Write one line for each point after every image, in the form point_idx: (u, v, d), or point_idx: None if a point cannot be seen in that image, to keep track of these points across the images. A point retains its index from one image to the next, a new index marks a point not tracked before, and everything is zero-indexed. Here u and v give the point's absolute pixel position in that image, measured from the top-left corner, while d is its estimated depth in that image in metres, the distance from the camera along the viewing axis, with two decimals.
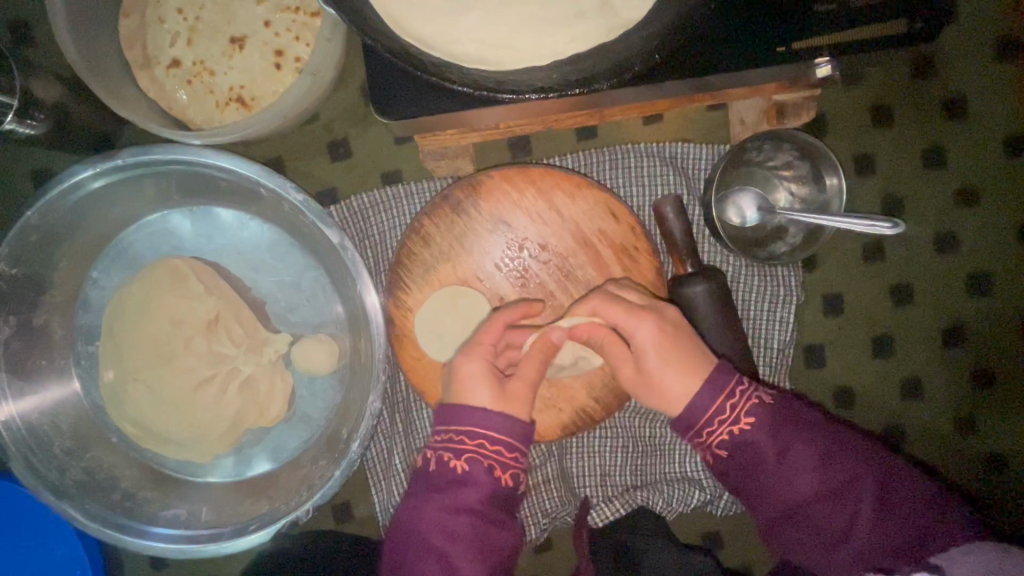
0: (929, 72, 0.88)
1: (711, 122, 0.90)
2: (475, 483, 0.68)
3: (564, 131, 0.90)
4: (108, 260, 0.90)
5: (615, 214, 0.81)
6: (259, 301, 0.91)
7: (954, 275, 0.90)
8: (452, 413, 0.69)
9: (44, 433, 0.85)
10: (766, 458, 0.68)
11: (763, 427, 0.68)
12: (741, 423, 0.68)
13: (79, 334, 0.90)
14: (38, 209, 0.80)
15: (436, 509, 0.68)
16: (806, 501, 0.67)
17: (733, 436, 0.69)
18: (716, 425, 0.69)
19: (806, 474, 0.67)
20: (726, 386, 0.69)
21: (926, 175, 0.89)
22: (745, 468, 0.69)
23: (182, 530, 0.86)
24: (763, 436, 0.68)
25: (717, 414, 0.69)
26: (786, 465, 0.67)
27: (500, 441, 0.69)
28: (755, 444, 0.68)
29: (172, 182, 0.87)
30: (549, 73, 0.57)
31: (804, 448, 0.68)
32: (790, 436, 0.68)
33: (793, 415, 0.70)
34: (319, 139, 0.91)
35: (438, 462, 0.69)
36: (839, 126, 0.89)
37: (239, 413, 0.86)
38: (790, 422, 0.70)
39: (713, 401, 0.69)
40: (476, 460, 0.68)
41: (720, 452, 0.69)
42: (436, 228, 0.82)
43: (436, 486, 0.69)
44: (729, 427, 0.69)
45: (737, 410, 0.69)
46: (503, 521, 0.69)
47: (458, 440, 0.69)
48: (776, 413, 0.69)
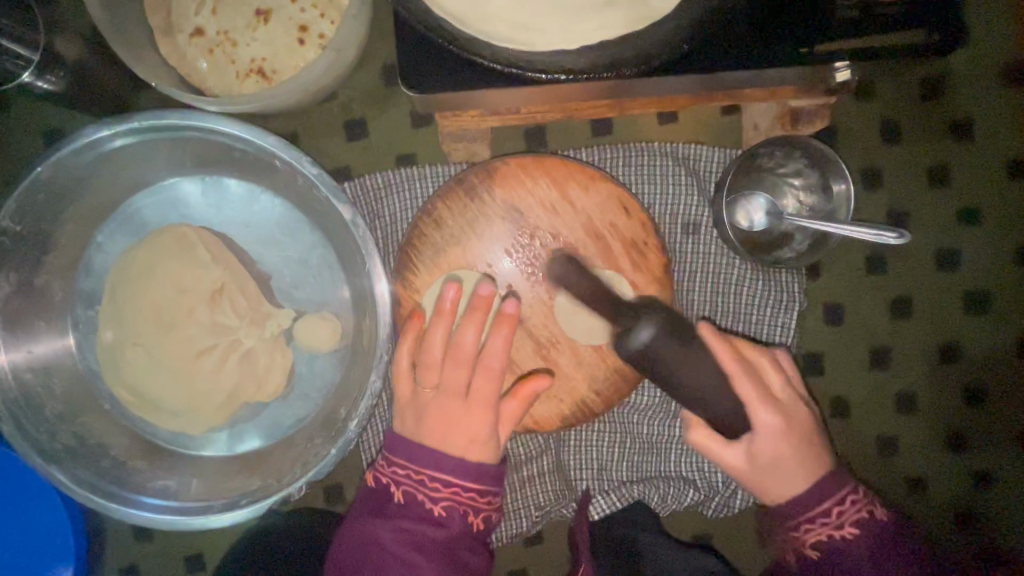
0: (938, 92, 0.90)
1: (725, 126, 0.92)
2: (439, 521, 0.72)
3: (580, 126, 0.91)
4: (114, 224, 0.89)
5: (627, 208, 0.82)
6: (264, 275, 0.90)
7: (954, 292, 0.92)
8: (408, 445, 0.76)
9: (36, 394, 0.84)
10: (861, 569, 0.68)
11: (864, 543, 0.68)
12: (842, 532, 0.69)
13: (78, 297, 0.89)
14: (51, 163, 0.80)
15: (391, 528, 0.72)
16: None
17: (828, 539, 0.69)
18: (817, 523, 0.70)
19: None
20: (838, 493, 0.70)
21: (930, 193, 0.91)
22: (834, 573, 0.69)
23: (171, 501, 0.85)
24: (860, 548, 0.68)
25: (821, 514, 0.70)
26: (869, 573, 0.67)
27: (464, 487, 0.74)
28: (849, 550, 0.68)
29: (187, 149, 0.87)
30: (577, 58, 0.58)
31: (882, 559, 0.68)
32: (891, 562, 0.67)
33: (883, 527, 0.70)
34: (336, 117, 0.91)
35: (405, 496, 0.74)
36: (849, 140, 0.90)
37: (238, 386, 0.86)
38: (893, 547, 0.68)
39: (821, 500, 0.70)
40: (449, 506, 0.73)
41: (812, 551, 0.70)
42: (449, 211, 0.82)
43: (395, 513, 0.73)
44: (829, 530, 0.69)
45: (843, 516, 0.69)
46: (459, 565, 0.72)
47: (422, 476, 0.74)
48: (875, 531, 0.69)
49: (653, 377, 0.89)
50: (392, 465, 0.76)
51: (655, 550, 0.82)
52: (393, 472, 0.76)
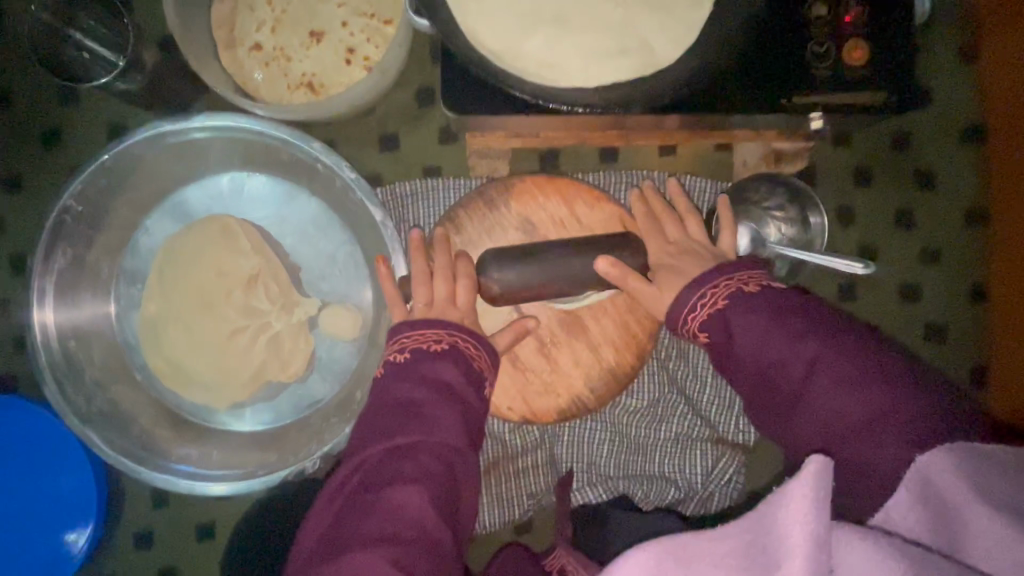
0: (907, 143, 1.02)
1: (717, 161, 1.03)
2: (456, 364, 0.68)
3: (589, 151, 1.02)
4: (163, 211, 0.98)
5: (626, 227, 0.92)
6: (295, 267, 0.99)
7: (915, 321, 1.02)
8: (401, 326, 0.72)
9: (78, 360, 0.92)
10: (741, 339, 0.64)
11: (739, 310, 0.64)
12: (717, 305, 0.66)
13: (121, 275, 0.97)
14: (117, 152, 0.89)
15: (412, 378, 0.66)
16: (807, 370, 0.61)
17: (709, 321, 0.67)
18: (696, 318, 0.68)
19: (774, 342, 0.62)
20: (715, 276, 0.68)
21: (897, 232, 1.02)
22: (722, 350, 0.67)
23: (192, 468, 0.91)
24: (740, 310, 0.65)
25: (696, 310, 0.68)
26: (754, 332, 0.63)
27: (476, 340, 0.71)
28: (754, 342, 0.64)
29: (237, 149, 0.96)
30: (593, 94, 0.68)
31: (774, 318, 0.63)
32: (788, 322, 0.62)
33: (790, 302, 0.65)
34: (372, 130, 1.01)
35: (410, 353, 0.69)
36: (827, 180, 1.02)
37: (264, 365, 0.94)
38: (791, 307, 0.63)
39: (691, 293, 0.68)
40: (447, 348, 0.69)
41: (703, 336, 0.68)
42: (469, 218, 0.92)
43: (413, 363, 0.68)
44: (709, 309, 0.67)
45: (716, 296, 0.67)
46: (471, 411, 0.66)
47: (434, 342, 0.69)
48: (775, 296, 0.65)
49: (644, 383, 0.98)
50: (397, 336, 0.71)
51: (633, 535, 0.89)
52: (401, 342, 0.70)
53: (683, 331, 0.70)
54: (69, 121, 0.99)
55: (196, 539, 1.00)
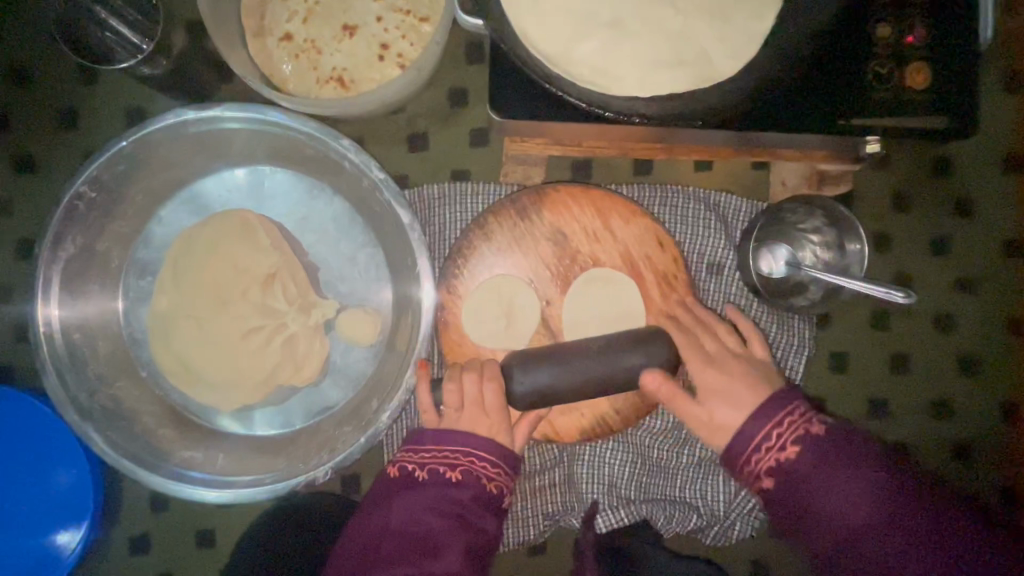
0: (947, 172, 0.99)
1: (754, 180, 1.00)
2: (469, 491, 0.70)
3: (623, 163, 0.99)
4: (180, 202, 0.95)
5: (662, 243, 0.88)
6: (313, 266, 0.95)
7: (948, 354, 0.99)
8: (421, 436, 0.76)
9: (81, 353, 0.88)
10: (809, 496, 0.64)
11: (807, 460, 0.65)
12: (786, 452, 0.66)
13: (132, 267, 0.94)
14: (137, 138, 0.85)
15: (418, 504, 0.69)
16: (858, 529, 0.62)
17: (776, 465, 0.66)
18: (761, 450, 0.67)
19: (840, 496, 0.63)
20: (778, 414, 0.68)
21: (933, 261, 1.00)
22: (786, 502, 0.65)
23: (196, 472, 0.87)
24: (807, 469, 0.64)
25: (764, 440, 0.67)
26: (832, 488, 0.63)
27: (490, 463, 0.74)
28: (815, 488, 0.64)
29: (261, 142, 0.92)
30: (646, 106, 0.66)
31: (856, 480, 0.63)
32: (835, 468, 0.64)
33: (856, 447, 0.65)
34: (400, 129, 0.98)
35: (429, 472, 0.72)
36: (864, 205, 0.99)
37: (277, 368, 0.89)
38: (845, 452, 0.65)
39: (760, 428, 0.68)
40: (467, 471, 0.72)
41: (766, 482, 0.67)
42: (499, 226, 0.88)
43: (424, 485, 0.70)
44: (773, 456, 0.66)
45: (784, 437, 0.66)
46: (485, 536, 0.70)
47: (454, 454, 0.73)
48: (842, 442, 0.65)
49: (670, 405, 0.94)
50: (415, 450, 0.74)
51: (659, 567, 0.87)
52: (419, 456, 0.73)
53: (743, 475, 0.69)
54: (86, 104, 0.95)
55: (195, 546, 0.96)
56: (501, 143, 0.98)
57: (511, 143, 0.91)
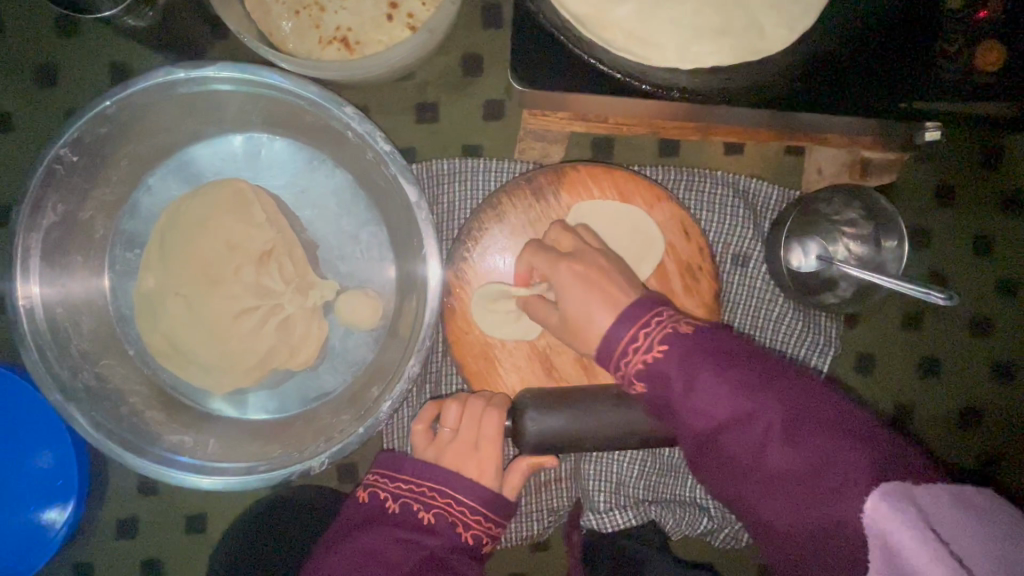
0: (996, 163, 0.92)
1: (786, 167, 0.92)
2: (441, 538, 0.69)
3: (648, 142, 0.91)
4: (171, 168, 0.89)
5: (688, 231, 0.82)
6: (313, 244, 0.89)
7: (981, 358, 0.94)
8: (399, 462, 0.75)
9: (64, 328, 0.82)
10: (671, 387, 0.55)
11: (670, 359, 0.56)
12: (653, 352, 0.57)
13: (119, 239, 0.88)
14: (121, 98, 0.77)
15: (387, 538, 0.68)
16: (763, 444, 0.51)
17: (646, 367, 0.57)
18: (630, 353, 0.58)
19: (709, 400, 0.53)
20: (644, 317, 0.59)
21: (972, 260, 0.93)
22: (657, 403, 0.57)
23: (185, 457, 0.82)
24: (672, 368, 0.55)
25: (631, 345, 0.58)
26: (688, 382, 0.54)
27: (469, 508, 0.73)
28: (678, 380, 0.55)
29: (257, 107, 0.85)
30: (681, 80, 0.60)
31: (720, 378, 0.53)
32: (697, 363, 0.54)
33: (715, 341, 0.57)
34: (409, 98, 0.91)
35: (402, 507, 0.71)
36: (904, 197, 0.92)
37: (273, 350, 0.84)
38: (709, 348, 0.56)
39: (626, 328, 0.59)
40: (443, 514, 0.71)
41: (637, 386, 0.58)
42: (513, 206, 0.82)
43: (395, 521, 0.69)
44: (642, 356, 0.58)
45: (651, 339, 0.58)
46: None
47: (431, 495, 0.72)
48: (709, 336, 0.57)
49: None
50: (392, 481, 0.73)
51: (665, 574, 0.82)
52: (396, 488, 0.73)
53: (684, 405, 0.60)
54: (67, 58, 0.88)
55: (185, 532, 0.92)
56: (517, 117, 0.91)
57: (529, 116, 0.84)
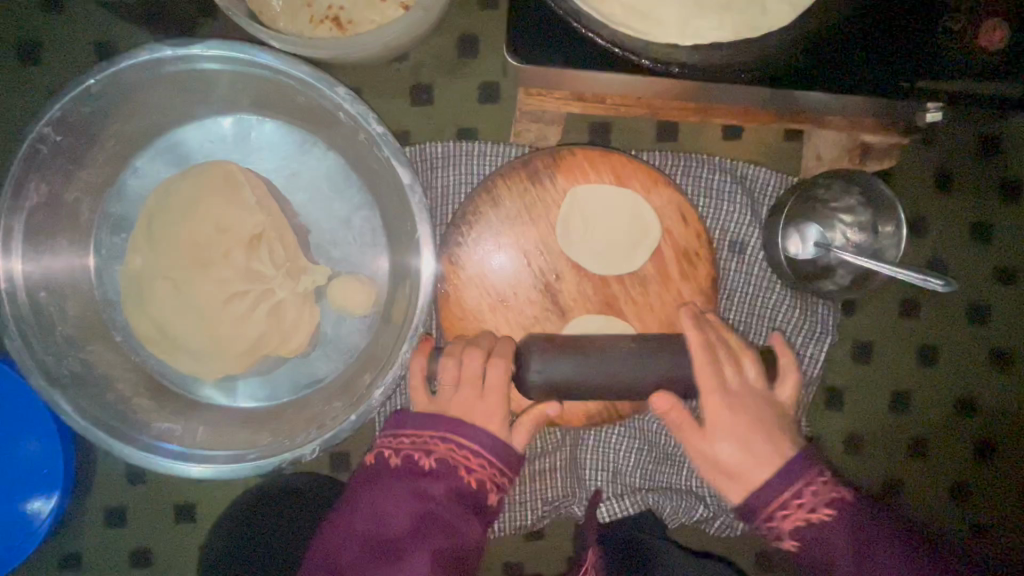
0: (995, 151, 0.92)
1: (783, 153, 0.93)
2: (444, 484, 0.66)
3: (645, 127, 0.90)
4: (157, 150, 0.86)
5: (686, 217, 0.81)
6: (304, 228, 0.88)
7: (978, 347, 0.94)
8: (404, 419, 0.71)
9: (48, 313, 0.80)
10: (838, 556, 0.60)
11: (839, 527, 0.61)
12: (817, 515, 0.61)
13: (104, 223, 0.86)
14: (106, 75, 0.76)
15: (391, 493, 0.66)
16: None
17: (804, 527, 0.62)
18: (785, 507, 0.63)
19: (881, 567, 0.59)
20: (806, 471, 0.63)
21: (971, 247, 0.93)
22: (811, 566, 0.62)
23: (174, 445, 0.81)
24: (835, 533, 0.61)
25: (787, 498, 0.63)
26: (861, 561, 0.60)
27: (475, 451, 0.68)
28: (813, 550, 0.61)
29: (247, 87, 0.83)
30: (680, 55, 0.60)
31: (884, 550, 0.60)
32: (870, 539, 0.60)
33: (867, 510, 0.62)
34: (403, 80, 0.89)
35: (405, 458, 0.68)
36: (902, 185, 0.92)
37: (263, 336, 0.83)
38: (871, 525, 0.61)
39: (785, 484, 0.63)
40: (447, 461, 0.67)
41: (789, 543, 0.63)
42: (508, 190, 0.80)
43: (398, 477, 0.67)
44: (798, 514, 0.62)
45: (813, 500, 0.62)
46: (459, 537, 0.65)
47: (435, 442, 0.68)
48: (848, 513, 0.61)
49: None
50: (396, 436, 0.70)
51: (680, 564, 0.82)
52: (398, 442, 0.69)
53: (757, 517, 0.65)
54: (50, 36, 0.85)
55: (174, 521, 0.91)
56: (513, 101, 0.90)
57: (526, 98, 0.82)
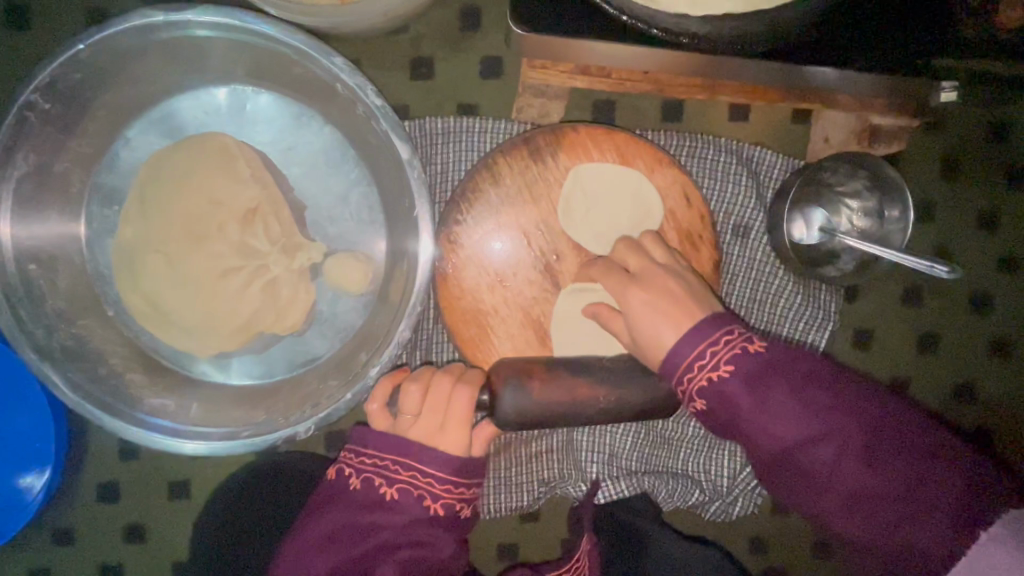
0: (1005, 135, 0.90)
1: (790, 134, 0.90)
2: (405, 513, 0.69)
3: (650, 105, 0.88)
4: (148, 122, 0.84)
5: (689, 198, 0.79)
6: (299, 203, 0.86)
7: (979, 335, 0.93)
8: (364, 434, 0.74)
9: (38, 286, 0.79)
10: (741, 405, 0.60)
11: (738, 379, 0.61)
12: (718, 371, 0.61)
13: (96, 194, 0.84)
14: (96, 41, 0.73)
15: (349, 521, 0.69)
16: (792, 446, 0.59)
17: (708, 385, 0.62)
18: (696, 369, 0.62)
19: (788, 417, 0.59)
20: (713, 332, 0.63)
21: (977, 234, 0.92)
22: (723, 417, 0.62)
23: (167, 423, 0.78)
24: (741, 388, 0.60)
25: (696, 359, 0.63)
26: (765, 409, 0.59)
27: (437, 478, 0.71)
28: (756, 421, 0.60)
29: (242, 56, 0.81)
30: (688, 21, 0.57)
31: (800, 405, 0.59)
32: (774, 383, 0.60)
33: (791, 367, 0.61)
34: (403, 53, 0.87)
35: (364, 483, 0.71)
36: (909, 168, 0.90)
37: (257, 313, 0.82)
38: (772, 370, 0.61)
39: (692, 346, 0.63)
40: (406, 489, 0.70)
41: (699, 401, 0.63)
42: (509, 167, 0.78)
43: (358, 501, 0.70)
44: (705, 375, 0.62)
45: (717, 357, 0.62)
46: (429, 554, 0.69)
47: (395, 467, 0.71)
48: (775, 357, 0.62)
49: None
50: (359, 450, 0.73)
51: (668, 551, 0.80)
52: (359, 462, 0.72)
53: (679, 396, 0.64)
54: (40, 1, 0.83)
55: (169, 497, 0.90)
56: (516, 76, 0.87)
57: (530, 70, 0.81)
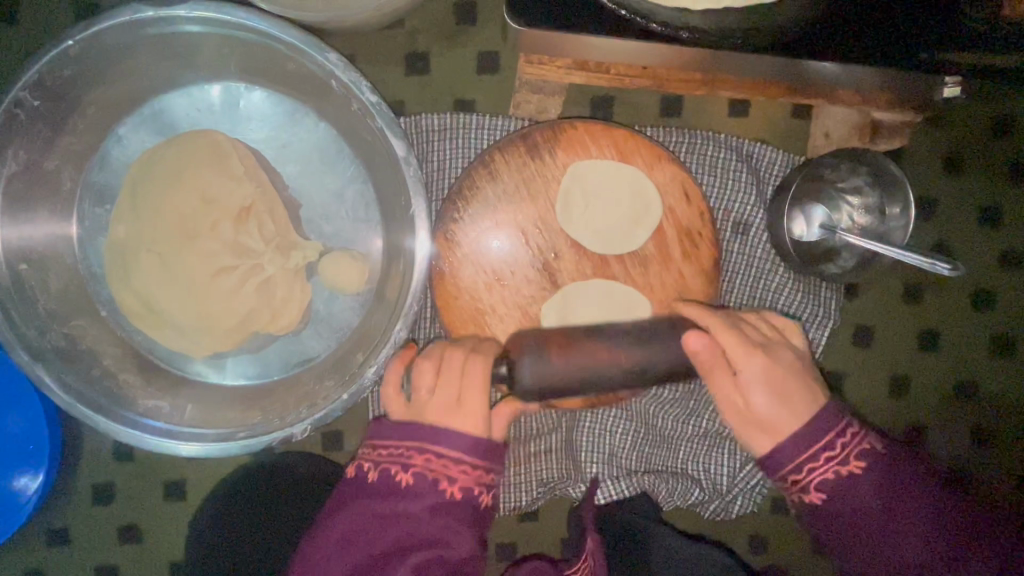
0: (1008, 132, 0.89)
1: (793, 130, 0.88)
2: (424, 498, 0.64)
3: (649, 101, 0.88)
4: (140, 118, 0.82)
5: (689, 195, 0.78)
6: (294, 202, 0.85)
7: (980, 333, 0.92)
8: (380, 426, 0.70)
9: (29, 286, 0.77)
10: (869, 514, 0.63)
11: (872, 480, 0.63)
12: (849, 466, 0.64)
13: (87, 193, 0.82)
14: (86, 36, 0.72)
15: (367, 515, 0.64)
16: (910, 561, 0.61)
17: (831, 480, 0.64)
18: (817, 469, 0.65)
19: (911, 538, 0.61)
20: (838, 425, 0.66)
21: (978, 232, 0.91)
22: (836, 519, 0.64)
23: (161, 424, 0.78)
24: (870, 491, 0.63)
25: (822, 451, 0.65)
26: (889, 521, 0.62)
27: (454, 459, 0.65)
28: (846, 509, 0.64)
29: (235, 52, 0.79)
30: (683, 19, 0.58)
31: (916, 520, 0.62)
32: (898, 496, 0.63)
33: (902, 476, 0.64)
34: (399, 48, 0.86)
35: (382, 472, 0.66)
36: (910, 165, 0.89)
37: (252, 312, 0.81)
38: (902, 482, 0.64)
39: (797, 448, 0.65)
40: (421, 474, 0.65)
41: (814, 495, 0.65)
42: (506, 164, 0.77)
43: (368, 496, 0.65)
44: (830, 468, 0.64)
45: (846, 451, 0.65)
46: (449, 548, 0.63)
47: (410, 454, 0.66)
48: (898, 468, 0.64)
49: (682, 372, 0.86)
50: (373, 445, 0.69)
51: (674, 549, 0.79)
52: (375, 454, 0.68)
53: (784, 485, 0.67)
54: None
55: (164, 498, 0.90)
56: (513, 71, 0.86)
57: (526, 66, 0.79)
